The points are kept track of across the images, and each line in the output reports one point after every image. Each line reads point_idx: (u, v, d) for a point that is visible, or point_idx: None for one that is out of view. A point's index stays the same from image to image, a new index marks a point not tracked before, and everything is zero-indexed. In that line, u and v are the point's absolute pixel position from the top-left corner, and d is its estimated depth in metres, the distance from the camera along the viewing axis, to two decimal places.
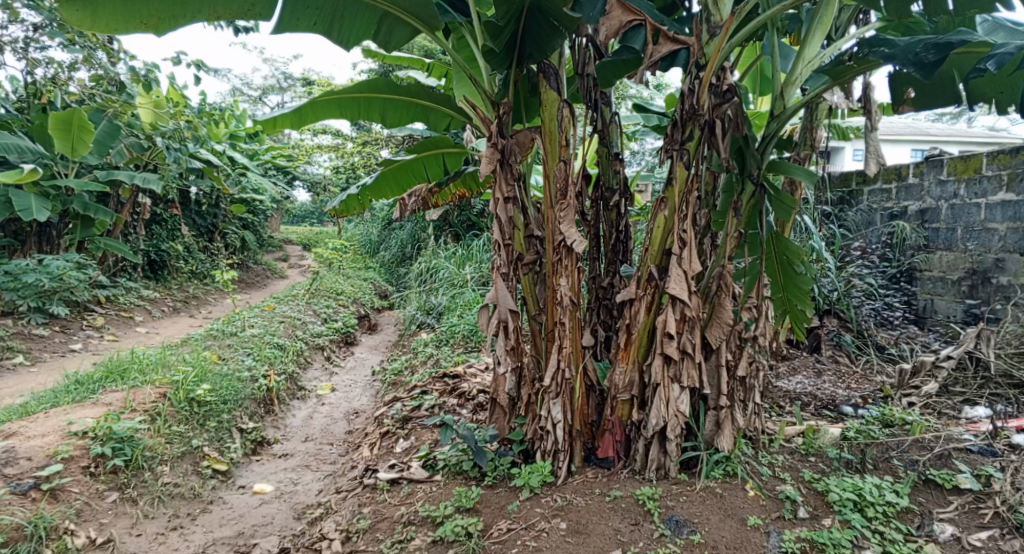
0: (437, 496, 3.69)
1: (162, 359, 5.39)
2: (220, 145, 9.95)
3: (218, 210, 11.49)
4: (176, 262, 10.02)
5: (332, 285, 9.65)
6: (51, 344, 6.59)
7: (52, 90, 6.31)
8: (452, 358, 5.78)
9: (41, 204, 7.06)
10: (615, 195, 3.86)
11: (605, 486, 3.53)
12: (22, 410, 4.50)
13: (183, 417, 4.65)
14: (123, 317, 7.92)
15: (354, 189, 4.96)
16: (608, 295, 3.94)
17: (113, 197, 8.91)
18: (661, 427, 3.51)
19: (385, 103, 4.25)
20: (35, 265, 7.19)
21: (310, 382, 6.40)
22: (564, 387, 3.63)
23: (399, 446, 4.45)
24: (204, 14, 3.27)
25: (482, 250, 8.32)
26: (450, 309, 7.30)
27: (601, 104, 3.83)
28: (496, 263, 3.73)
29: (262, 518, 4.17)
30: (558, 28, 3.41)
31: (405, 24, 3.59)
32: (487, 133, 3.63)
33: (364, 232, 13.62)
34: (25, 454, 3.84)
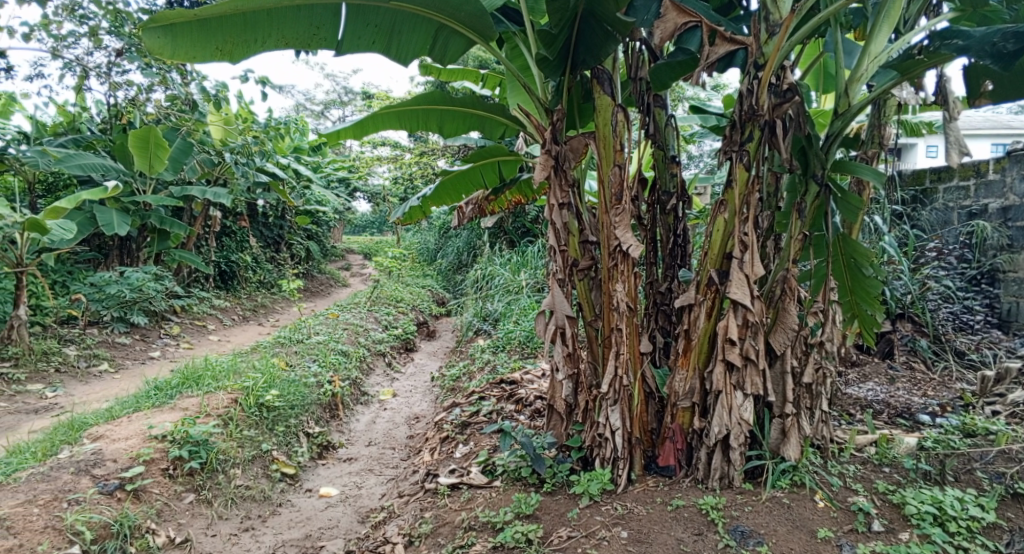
0: (497, 502, 3.72)
1: (233, 366, 5.63)
2: (285, 159, 10.32)
3: (284, 222, 11.93)
4: (245, 272, 10.43)
5: (392, 293, 9.85)
6: (133, 352, 6.98)
7: (132, 112, 6.68)
8: (509, 364, 5.82)
9: (122, 219, 7.47)
10: (672, 198, 3.81)
11: (666, 494, 3.47)
12: (108, 413, 4.78)
13: (253, 421, 4.83)
14: (198, 326, 8.31)
15: (415, 200, 5.11)
16: (666, 300, 3.89)
17: (187, 211, 9.36)
18: (724, 435, 3.44)
19: (442, 114, 4.33)
20: (117, 277, 7.61)
21: (372, 387, 6.55)
22: (622, 394, 3.60)
23: (458, 451, 4.50)
24: (274, 38, 3.42)
25: (537, 256, 8.34)
26: (506, 315, 7.34)
27: (655, 108, 3.78)
28: (552, 270, 3.74)
29: (328, 521, 4.29)
30: (612, 33, 3.39)
31: (461, 36, 3.65)
32: (541, 140, 3.65)
33: (422, 240, 13.86)
34: (111, 456, 4.06)
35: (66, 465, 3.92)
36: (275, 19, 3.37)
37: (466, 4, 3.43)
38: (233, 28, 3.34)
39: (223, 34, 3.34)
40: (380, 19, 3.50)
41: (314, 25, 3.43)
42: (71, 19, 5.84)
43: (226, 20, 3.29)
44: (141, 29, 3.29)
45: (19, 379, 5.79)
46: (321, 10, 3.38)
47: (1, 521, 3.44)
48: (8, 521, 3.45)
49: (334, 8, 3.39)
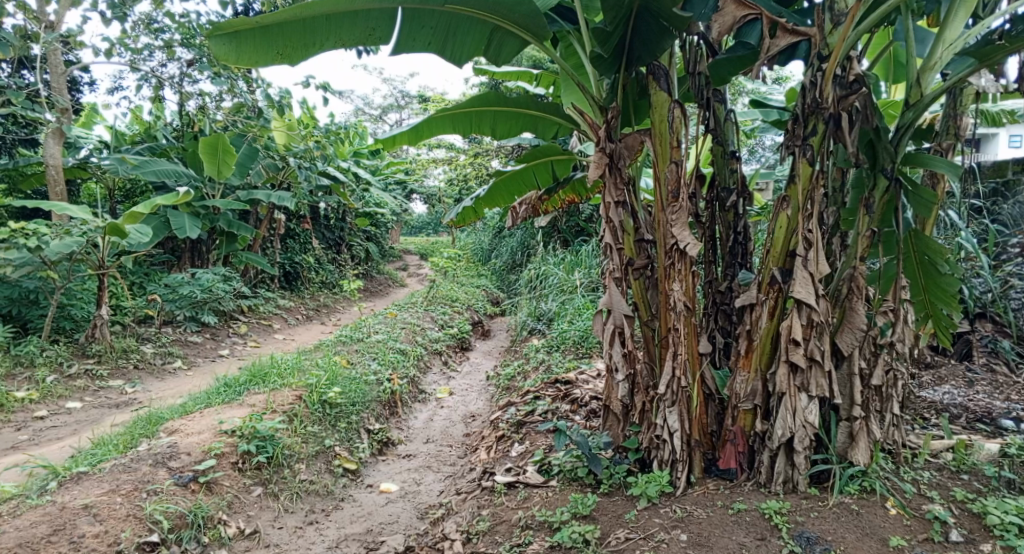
0: (554, 502, 3.72)
1: (297, 364, 5.82)
2: (345, 163, 10.58)
3: (345, 224, 12.23)
4: (308, 273, 10.76)
5: (448, 293, 9.97)
6: (204, 349, 7.29)
7: (202, 120, 6.96)
8: (564, 364, 5.80)
9: (194, 223, 7.80)
10: (732, 195, 3.72)
11: (727, 498, 3.40)
12: (182, 409, 5.00)
13: (316, 418, 4.97)
14: (264, 325, 8.62)
15: (469, 201, 5.17)
16: (726, 299, 3.81)
17: (254, 214, 9.71)
18: (788, 438, 3.35)
19: (496, 115, 4.36)
20: (188, 278, 7.95)
21: (429, 385, 6.66)
22: (680, 395, 3.55)
23: (514, 450, 4.52)
24: (331, 41, 3.50)
25: (591, 255, 8.28)
26: (560, 314, 7.33)
27: (715, 102, 3.71)
28: (608, 269, 3.72)
29: (388, 516, 4.38)
30: (668, 29, 3.35)
31: (516, 36, 3.68)
32: (595, 138, 3.64)
33: (477, 240, 13.98)
34: (185, 449, 4.24)
35: (144, 457, 4.11)
36: (334, 24, 3.45)
37: (520, 5, 3.45)
38: (292, 32, 3.43)
39: (283, 39, 3.44)
40: (435, 21, 3.54)
41: (369, 27, 3.49)
42: (146, 33, 6.15)
43: (286, 24, 3.39)
44: (208, 37, 3.43)
45: (101, 374, 6.13)
46: (377, 14, 3.43)
47: (88, 509, 3.62)
48: (94, 509, 3.63)
49: (390, 12, 3.44)
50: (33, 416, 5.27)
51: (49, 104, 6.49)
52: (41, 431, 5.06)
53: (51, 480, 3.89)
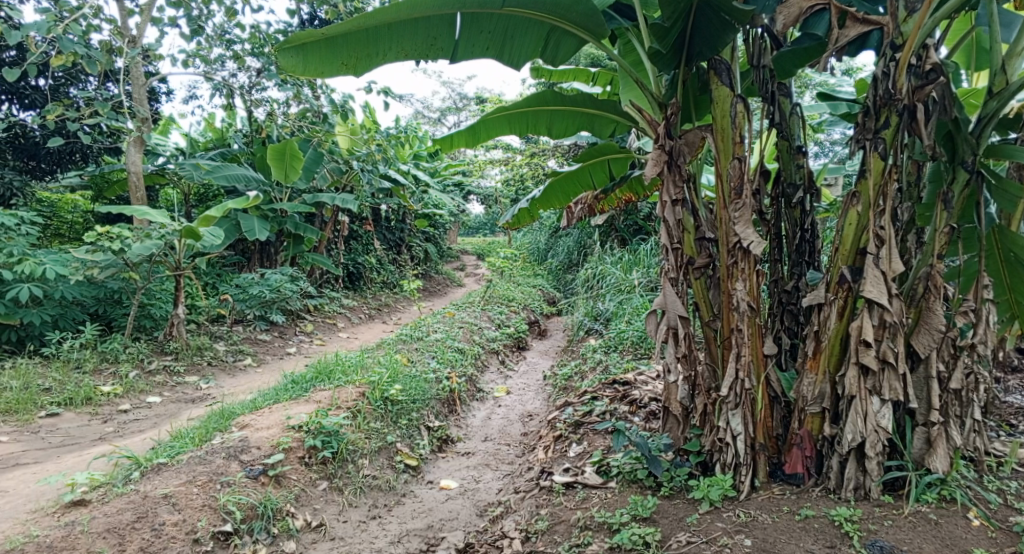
0: (613, 503, 3.70)
1: (361, 362, 5.98)
2: (405, 165, 10.78)
3: (405, 226, 12.46)
4: (370, 273, 11.00)
5: (505, 292, 10.03)
6: (273, 347, 7.57)
7: (270, 126, 7.22)
8: (622, 365, 5.74)
9: (262, 225, 8.09)
10: (798, 191, 3.61)
11: (794, 504, 3.31)
12: (252, 404, 5.20)
13: (379, 414, 5.08)
14: (329, 324, 8.87)
15: (525, 202, 5.18)
16: (792, 299, 3.69)
17: (318, 217, 10.00)
18: (859, 443, 3.23)
19: (552, 115, 4.36)
20: (257, 279, 8.24)
21: (487, 384, 6.71)
22: (744, 397, 3.47)
23: (572, 450, 4.51)
24: (394, 50, 3.57)
25: (649, 255, 8.19)
26: (618, 314, 7.25)
27: (780, 96, 3.62)
28: (664, 268, 3.67)
29: (449, 512, 4.43)
30: (730, 22, 3.29)
31: (573, 36, 3.68)
32: (654, 135, 3.60)
33: (533, 240, 14.01)
34: (256, 443, 4.39)
35: (218, 450, 4.29)
36: (395, 33, 3.51)
37: (578, 4, 3.45)
38: (356, 42, 3.51)
39: (348, 48, 3.52)
40: (493, 25, 3.58)
41: (429, 35, 3.54)
42: (219, 44, 6.46)
43: (351, 35, 3.47)
44: (277, 50, 3.53)
45: (178, 370, 6.43)
46: (437, 20, 3.48)
47: (168, 498, 3.79)
48: (173, 498, 3.80)
49: (449, 18, 3.49)
50: (117, 410, 5.57)
51: (131, 114, 6.85)
52: (125, 423, 5.35)
53: (134, 470, 4.10)
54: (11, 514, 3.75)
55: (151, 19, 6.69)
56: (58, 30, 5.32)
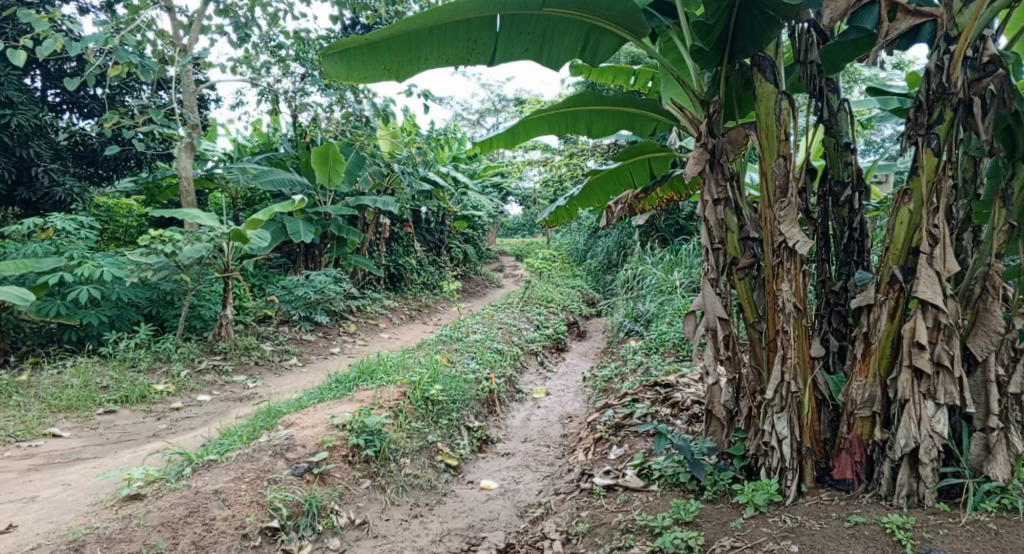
0: (655, 506, 3.66)
1: (402, 362, 6.06)
2: (444, 168, 10.87)
3: (444, 228, 12.56)
4: (410, 274, 11.12)
5: (544, 293, 10.03)
6: (317, 347, 7.72)
7: (314, 131, 7.37)
8: (663, 367, 5.68)
9: (307, 228, 8.25)
10: (847, 189, 3.52)
11: (844, 509, 3.22)
12: (297, 403, 5.32)
13: (420, 413, 5.13)
14: (371, 324, 9.00)
15: (563, 201, 5.16)
16: (840, 300, 3.59)
17: (360, 220, 10.16)
18: (912, 448, 3.13)
19: (592, 115, 4.33)
20: (302, 281, 8.41)
21: (526, 385, 6.73)
22: (790, 400, 3.39)
23: (613, 453, 4.48)
24: (434, 54, 3.61)
25: (691, 255, 8.09)
26: (658, 315, 7.18)
27: (828, 92, 3.51)
28: (705, 269, 3.62)
29: (489, 513, 4.45)
30: (775, 18, 3.23)
31: (613, 35, 3.66)
32: (696, 134, 3.55)
33: (571, 240, 13.96)
34: (301, 441, 4.47)
35: (265, 448, 4.39)
36: (436, 38, 3.55)
37: (619, 3, 3.43)
38: (398, 47, 3.56)
39: (390, 54, 3.58)
40: (532, 26, 3.58)
41: (469, 38, 3.56)
42: (265, 51, 6.66)
43: (393, 41, 3.53)
44: (322, 57, 3.62)
45: (227, 370, 6.61)
46: (477, 23, 3.50)
47: (218, 494, 3.89)
48: (223, 494, 3.89)
49: (488, 20, 3.51)
50: (170, 407, 5.76)
51: (183, 121, 7.07)
52: (177, 420, 5.53)
53: (187, 466, 4.24)
54: (73, 506, 3.91)
55: (202, 29, 6.89)
56: (114, 42, 5.51)
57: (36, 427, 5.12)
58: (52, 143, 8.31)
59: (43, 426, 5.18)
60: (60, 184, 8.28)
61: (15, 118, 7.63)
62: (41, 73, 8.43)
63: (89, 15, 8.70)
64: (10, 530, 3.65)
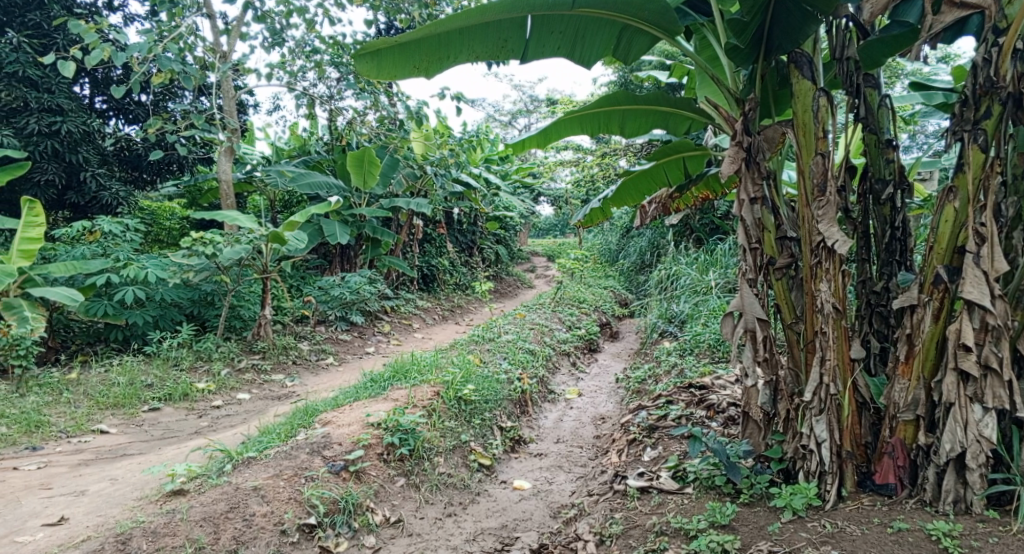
0: (690, 509, 3.62)
1: (435, 361, 6.10)
2: (476, 169, 10.92)
3: (476, 228, 12.63)
4: (443, 275, 11.20)
5: (576, 294, 9.99)
6: (353, 347, 7.82)
7: (350, 133, 7.47)
8: (698, 368, 5.62)
9: (343, 229, 8.36)
10: (888, 187, 3.44)
11: (886, 515, 3.15)
12: (334, 402, 5.41)
13: (453, 413, 5.16)
14: (405, 324, 9.09)
15: (597, 202, 5.13)
16: (882, 301, 3.50)
17: (394, 221, 10.27)
18: (958, 453, 3.05)
19: (625, 114, 4.31)
20: (338, 281, 8.53)
21: (559, 385, 6.72)
22: (829, 403, 3.33)
23: (647, 455, 4.45)
24: (465, 52, 3.62)
25: (726, 255, 7.99)
26: (693, 316, 7.10)
27: (866, 88, 3.45)
28: (742, 269, 3.57)
29: (523, 513, 4.46)
30: (813, 13, 3.18)
31: (646, 34, 3.64)
32: (731, 132, 3.50)
33: (604, 241, 13.89)
34: (337, 440, 4.54)
35: (302, 445, 4.47)
36: (466, 38, 3.56)
37: (651, 2, 3.42)
38: (428, 46, 3.57)
39: (421, 53, 3.60)
40: (564, 26, 3.58)
41: (500, 37, 3.57)
42: (301, 56, 6.78)
43: (424, 40, 3.54)
44: (353, 56, 3.66)
45: (265, 368, 6.74)
46: (508, 23, 3.51)
47: (258, 490, 3.96)
48: (262, 490, 3.97)
49: (519, 20, 3.51)
50: (211, 405, 5.90)
51: (222, 126, 7.24)
52: (218, 418, 5.65)
53: (227, 463, 4.34)
54: (120, 500, 4.04)
55: (240, 35, 7.04)
56: (157, 51, 5.68)
57: (85, 423, 5.30)
58: (99, 148, 8.58)
59: (92, 422, 5.36)
60: (107, 188, 8.55)
61: (65, 124, 7.90)
62: (89, 81, 8.72)
63: (134, 24, 8.98)
64: (61, 522, 3.79)
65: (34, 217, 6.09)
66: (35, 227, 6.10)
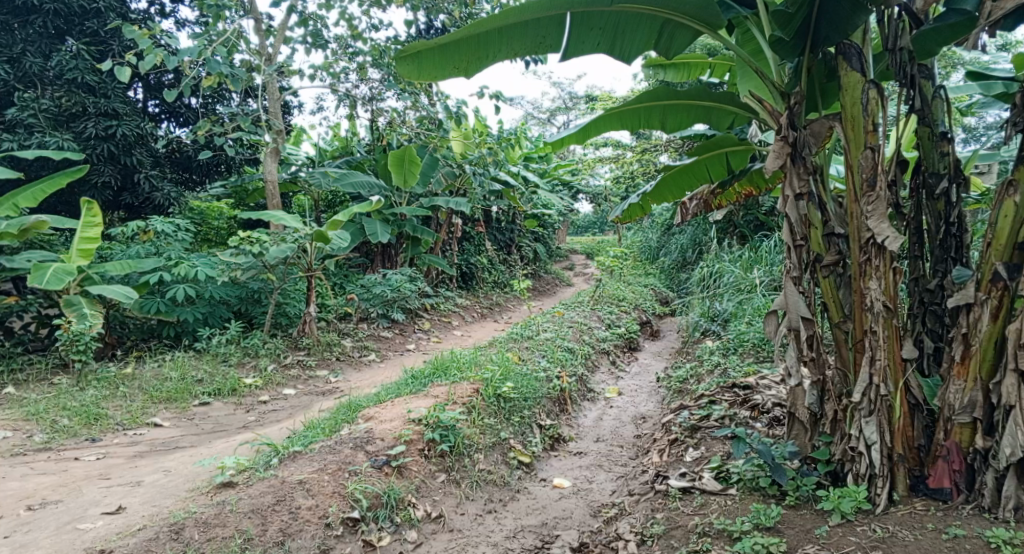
0: (734, 510, 3.57)
1: (474, 359, 6.13)
2: (515, 168, 10.92)
3: (514, 227, 12.67)
4: (482, 273, 11.24)
5: (615, 292, 9.91)
6: (394, 344, 7.91)
7: (391, 132, 7.57)
8: (742, 368, 5.51)
9: (384, 228, 8.47)
10: (943, 181, 3.32)
11: (941, 521, 3.06)
12: (377, 398, 5.49)
13: (493, 410, 5.18)
14: (444, 322, 9.16)
15: (636, 198, 5.07)
16: (936, 299, 3.38)
17: (434, 220, 10.35)
18: (1019, 458, 2.94)
19: (665, 109, 4.25)
20: (379, 280, 8.63)
21: (598, 384, 6.68)
22: (879, 404, 3.24)
23: (689, 455, 4.40)
24: (504, 51, 3.61)
25: (771, 253, 7.83)
26: (737, 315, 6.98)
27: (920, 79, 3.33)
28: (787, 267, 3.49)
29: (563, 511, 4.45)
30: (861, 2, 3.10)
31: (687, 29, 3.60)
32: (776, 126, 3.43)
33: (643, 238, 13.75)
34: (380, 435, 4.59)
35: (346, 441, 4.54)
36: (506, 37, 3.55)
37: None
38: (468, 46, 3.57)
39: (460, 53, 3.60)
40: (604, 22, 3.55)
41: (540, 35, 3.55)
42: (344, 57, 6.90)
43: (463, 40, 3.54)
44: (394, 60, 3.68)
45: (310, 364, 6.88)
46: (548, 21, 3.49)
47: (303, 484, 4.04)
48: (307, 484, 4.03)
49: (559, 19, 3.50)
50: (259, 400, 6.04)
51: (268, 127, 7.42)
52: (264, 413, 5.79)
53: (274, 457, 4.44)
54: (173, 491, 4.17)
55: (285, 39, 7.20)
56: (207, 54, 5.86)
57: (140, 417, 5.49)
58: (152, 150, 8.85)
59: (146, 415, 5.54)
60: (159, 190, 8.82)
61: (121, 128, 8.18)
62: (142, 85, 9.00)
63: (185, 29, 9.25)
64: (119, 511, 3.93)
65: (92, 217, 6.24)
66: (94, 227, 6.24)
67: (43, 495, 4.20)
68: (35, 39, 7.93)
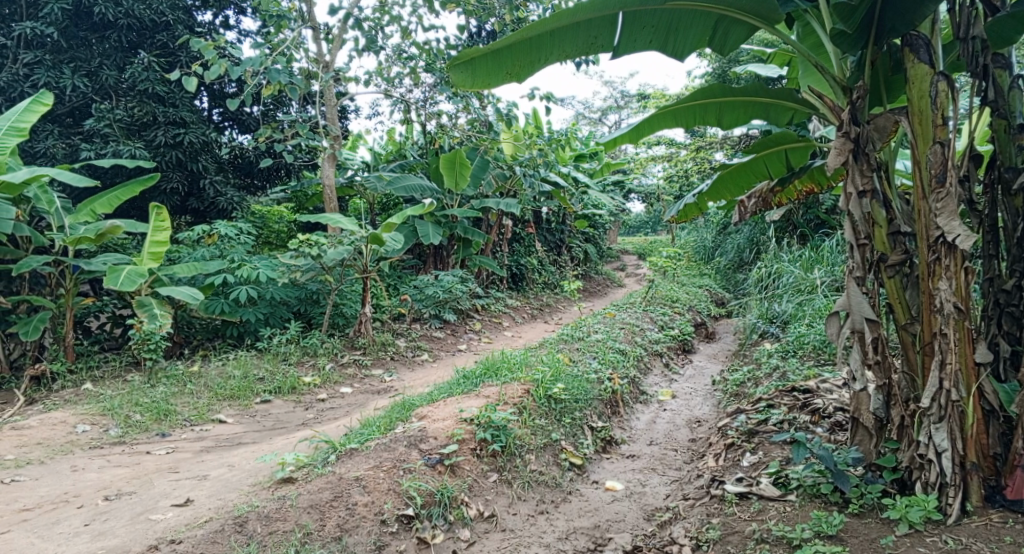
0: (793, 518, 3.47)
1: (525, 360, 6.15)
2: (566, 168, 10.87)
3: (565, 227, 12.65)
4: (532, 274, 11.26)
5: (668, 293, 9.78)
6: (446, 344, 8.00)
7: (444, 136, 7.67)
8: (802, 371, 5.35)
9: (436, 230, 8.57)
10: (1020, 175, 3.15)
11: (1019, 534, 2.93)
12: (429, 396, 5.57)
13: (543, 411, 5.18)
14: (495, 323, 9.21)
15: (691, 197, 4.99)
16: (1013, 300, 3.20)
17: (485, 221, 10.42)
18: None
19: (722, 106, 4.16)
20: (432, 281, 8.73)
21: (651, 386, 6.61)
22: (950, 410, 3.09)
23: (746, 460, 4.30)
24: (556, 53, 3.60)
25: (833, 252, 7.58)
26: (796, 316, 6.79)
27: (995, 68, 3.16)
28: (850, 267, 3.37)
29: (616, 514, 4.41)
30: None
31: (744, 23, 3.53)
32: (837, 122, 3.31)
33: (698, 238, 13.51)
34: (433, 433, 4.64)
35: (400, 439, 4.60)
36: (558, 39, 3.55)
37: None
38: (521, 49, 3.57)
39: (513, 58, 3.60)
40: (657, 19, 3.52)
41: (592, 36, 3.54)
42: (398, 62, 7.03)
43: (516, 44, 3.55)
44: (448, 67, 3.71)
45: (366, 363, 7.02)
46: (601, 21, 3.48)
47: (359, 480, 4.12)
48: (363, 481, 4.11)
49: (611, 18, 3.48)
50: (317, 398, 6.21)
51: (326, 133, 7.63)
52: (323, 411, 5.95)
53: (331, 454, 4.55)
54: (236, 485, 4.32)
55: (342, 45, 7.37)
56: (267, 63, 6.05)
57: (205, 414, 5.70)
58: (216, 157, 9.20)
59: (211, 412, 5.75)
60: (223, 194, 9.15)
61: (188, 135, 8.51)
62: (207, 94, 9.40)
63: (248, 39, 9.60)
64: (187, 504, 4.10)
65: (161, 222, 6.51)
66: (163, 231, 6.50)
67: (119, 486, 4.41)
68: (111, 53, 8.36)
